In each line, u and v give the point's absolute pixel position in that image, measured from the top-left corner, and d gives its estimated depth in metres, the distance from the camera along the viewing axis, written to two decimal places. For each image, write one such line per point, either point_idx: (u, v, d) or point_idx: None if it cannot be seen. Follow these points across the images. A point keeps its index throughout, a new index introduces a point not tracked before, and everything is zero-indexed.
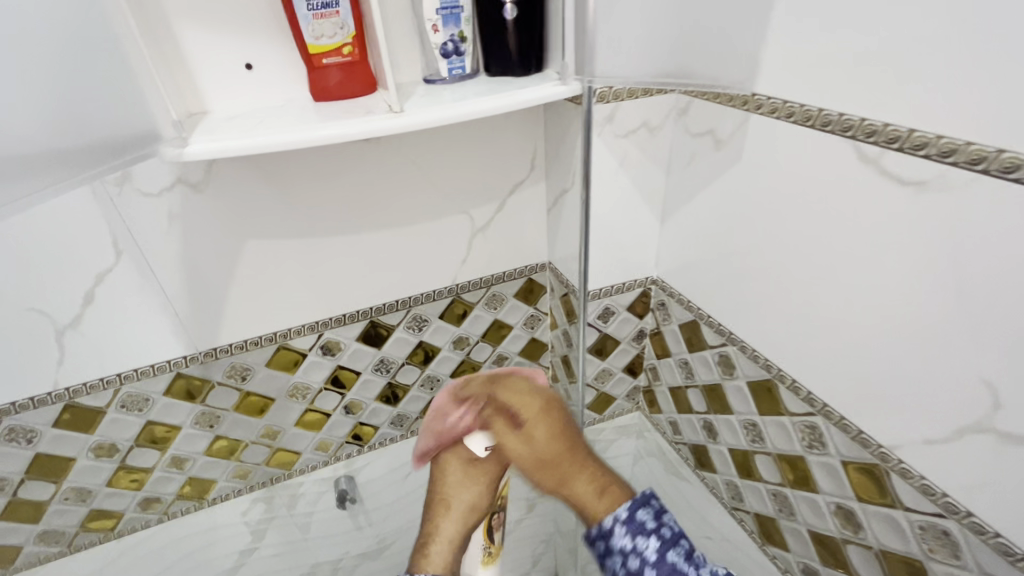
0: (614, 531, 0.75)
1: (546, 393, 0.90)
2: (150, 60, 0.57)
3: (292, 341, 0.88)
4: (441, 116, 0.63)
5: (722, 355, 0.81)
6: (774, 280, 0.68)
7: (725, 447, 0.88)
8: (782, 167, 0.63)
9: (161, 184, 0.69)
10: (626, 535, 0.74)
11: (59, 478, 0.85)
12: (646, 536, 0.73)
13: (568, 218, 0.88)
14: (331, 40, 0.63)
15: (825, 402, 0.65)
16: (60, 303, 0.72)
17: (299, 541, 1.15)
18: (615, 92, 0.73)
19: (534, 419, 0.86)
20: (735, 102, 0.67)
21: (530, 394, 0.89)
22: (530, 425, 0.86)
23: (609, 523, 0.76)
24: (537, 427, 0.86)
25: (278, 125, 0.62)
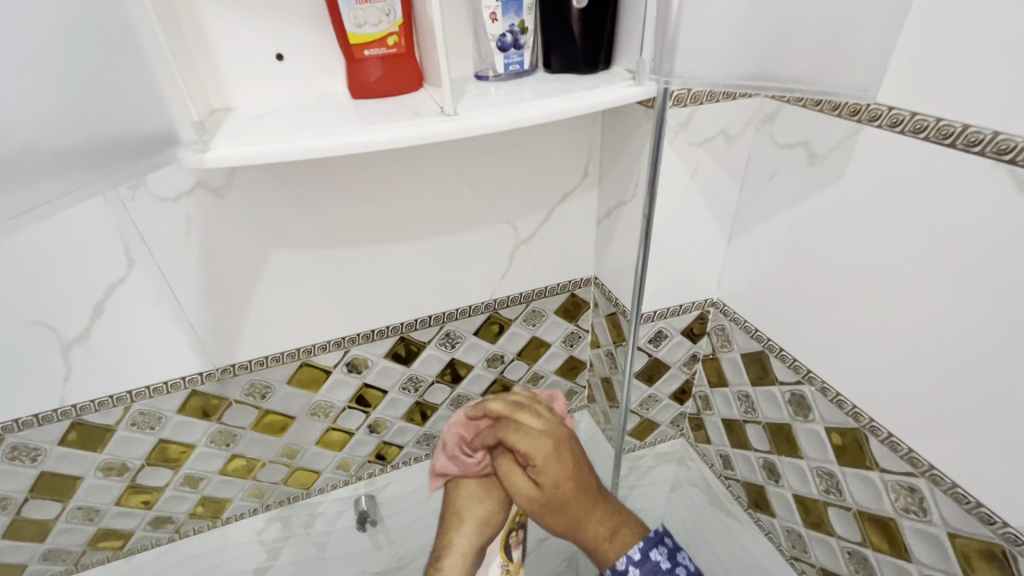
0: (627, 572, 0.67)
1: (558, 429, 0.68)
2: (168, 48, 0.49)
3: (316, 357, 0.81)
4: (500, 121, 0.55)
5: (795, 394, 0.73)
6: (873, 318, 0.59)
7: (788, 492, 0.80)
8: (899, 191, 0.53)
9: (179, 189, 0.62)
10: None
11: (65, 497, 0.79)
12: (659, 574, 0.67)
13: (624, 233, 0.79)
14: (375, 29, 0.54)
15: (931, 465, 0.56)
16: (67, 316, 0.65)
17: (314, 560, 1.08)
18: (694, 94, 0.63)
19: (547, 458, 0.67)
20: (842, 110, 0.57)
21: (545, 430, 0.68)
22: (546, 465, 0.67)
23: (624, 565, 0.67)
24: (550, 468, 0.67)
25: (312, 126, 0.53)
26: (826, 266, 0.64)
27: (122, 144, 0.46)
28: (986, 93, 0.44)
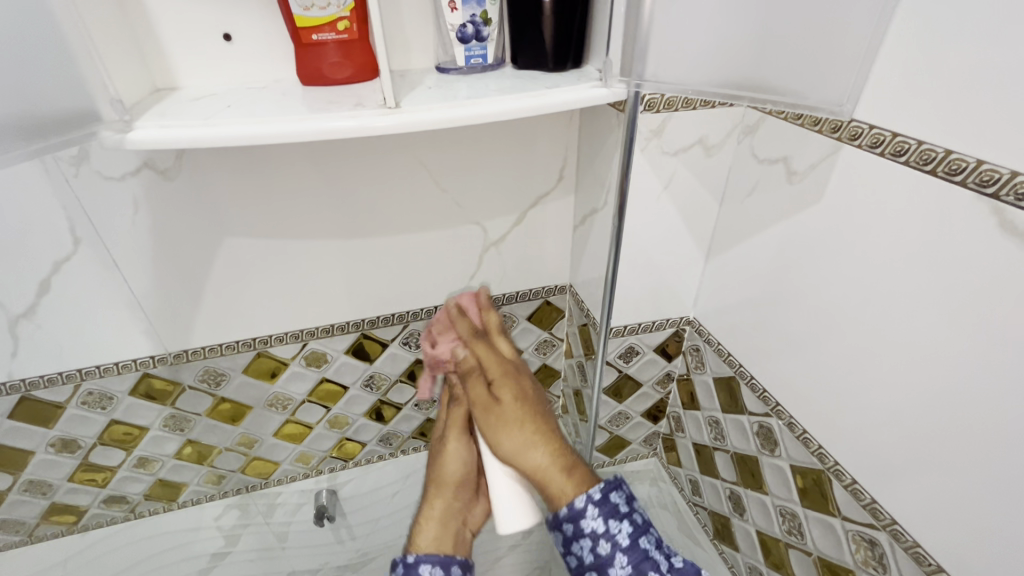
0: (584, 513, 0.62)
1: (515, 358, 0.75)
2: (97, 25, 0.47)
3: (272, 348, 0.79)
4: (449, 115, 0.51)
5: (763, 426, 0.69)
6: (844, 352, 0.55)
7: (752, 527, 0.77)
8: (877, 219, 0.48)
9: (126, 169, 0.61)
10: (598, 518, 0.61)
11: (17, 470, 0.79)
12: (618, 519, 0.62)
13: (596, 241, 0.75)
14: (323, 12, 0.52)
15: (893, 519, 0.53)
16: (12, 290, 0.65)
17: (275, 549, 1.04)
18: (667, 100, 0.59)
19: (504, 381, 0.71)
20: (823, 126, 0.52)
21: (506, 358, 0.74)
22: (502, 385, 0.70)
23: (581, 502, 0.62)
24: (505, 387, 0.70)
25: (250, 110, 0.51)
26: (802, 292, 0.59)
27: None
28: (965, 115, 0.39)
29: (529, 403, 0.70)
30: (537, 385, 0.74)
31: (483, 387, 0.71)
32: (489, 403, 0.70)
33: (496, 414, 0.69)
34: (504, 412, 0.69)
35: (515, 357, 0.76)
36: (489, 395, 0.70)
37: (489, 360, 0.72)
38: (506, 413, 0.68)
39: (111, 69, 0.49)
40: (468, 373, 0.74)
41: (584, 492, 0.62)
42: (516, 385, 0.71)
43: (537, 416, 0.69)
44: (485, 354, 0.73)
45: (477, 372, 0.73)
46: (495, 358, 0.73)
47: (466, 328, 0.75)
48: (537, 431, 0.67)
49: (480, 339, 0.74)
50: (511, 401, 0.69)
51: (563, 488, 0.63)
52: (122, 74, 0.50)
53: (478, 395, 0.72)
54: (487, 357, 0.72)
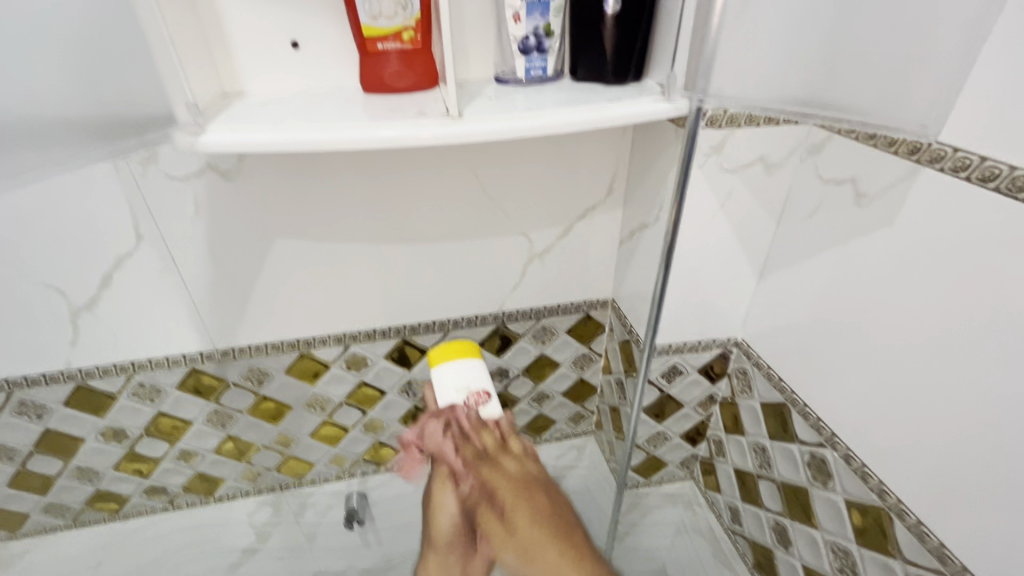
0: None
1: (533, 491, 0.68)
2: (177, 32, 0.49)
3: (315, 350, 0.80)
4: (509, 125, 0.51)
5: (816, 457, 0.67)
6: (909, 384, 0.52)
7: (798, 562, 0.74)
8: (956, 245, 0.46)
9: (190, 169, 0.62)
10: None
11: (68, 456, 0.82)
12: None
13: (644, 256, 0.74)
14: (390, 22, 0.52)
15: (964, 567, 0.50)
16: (77, 282, 0.67)
17: (303, 549, 1.05)
18: (730, 116, 0.58)
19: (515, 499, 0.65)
20: (900, 147, 0.50)
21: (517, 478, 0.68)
22: (515, 510, 0.64)
23: None
24: (519, 513, 0.64)
25: (314, 116, 0.52)
26: (864, 319, 0.56)
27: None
28: None
29: (553, 535, 0.64)
30: (541, 497, 0.69)
31: (498, 515, 0.63)
32: (513, 500, 0.65)
33: (520, 557, 0.62)
34: (524, 530, 0.63)
35: (526, 472, 0.71)
36: (512, 492, 0.65)
37: (499, 482, 0.66)
38: (524, 544, 0.62)
39: (187, 74, 0.50)
40: (478, 501, 0.65)
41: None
42: (533, 512, 0.65)
43: (560, 546, 0.63)
44: (495, 471, 0.66)
45: (486, 502, 0.65)
46: (505, 475, 0.67)
47: (474, 448, 0.68)
48: (560, 545, 0.63)
49: (489, 463, 0.67)
50: (529, 525, 0.63)
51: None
52: (197, 79, 0.52)
53: (495, 527, 0.63)
54: (498, 479, 0.66)
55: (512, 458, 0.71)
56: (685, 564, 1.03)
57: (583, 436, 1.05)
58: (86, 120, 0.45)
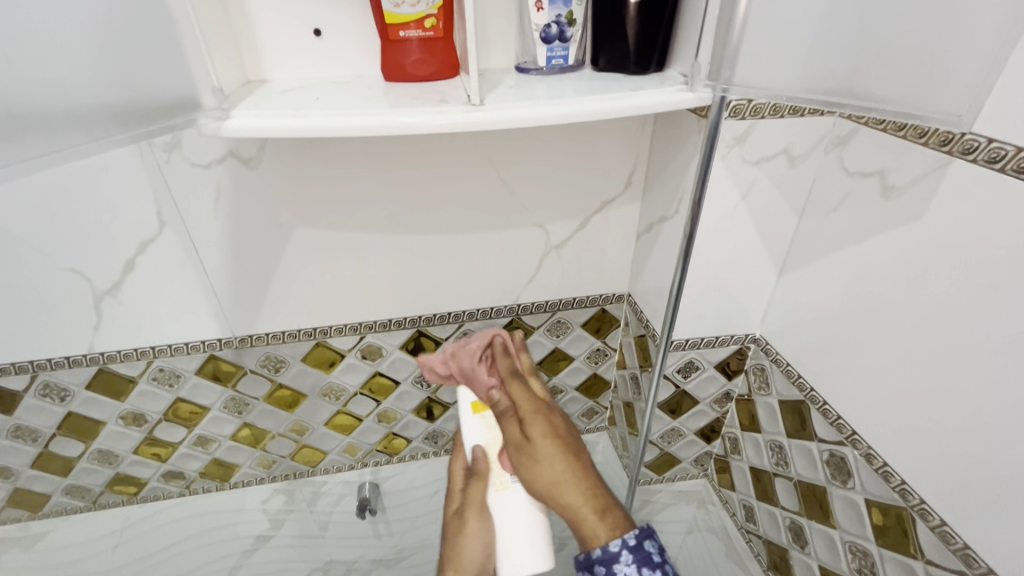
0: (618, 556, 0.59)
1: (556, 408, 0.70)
2: (203, 18, 0.49)
3: (332, 339, 0.81)
4: (531, 113, 0.51)
5: (835, 455, 0.66)
6: (935, 382, 0.51)
7: (815, 562, 0.73)
8: (988, 240, 0.45)
9: (212, 156, 0.63)
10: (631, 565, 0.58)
11: (89, 439, 0.83)
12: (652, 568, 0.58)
13: (662, 250, 0.73)
14: (412, 9, 0.52)
15: (988, 568, 0.49)
16: (100, 267, 0.68)
17: (315, 537, 1.06)
18: (754, 106, 0.58)
19: (535, 415, 0.67)
20: (930, 138, 0.48)
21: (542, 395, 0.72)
22: (533, 420, 0.66)
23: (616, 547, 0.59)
24: (537, 424, 0.66)
25: (336, 103, 0.52)
26: (889, 315, 0.55)
27: (96, 114, 0.46)
28: None
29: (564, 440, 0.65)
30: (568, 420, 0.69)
31: (519, 429, 0.66)
32: (533, 413, 0.67)
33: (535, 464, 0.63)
34: (539, 439, 0.64)
35: (549, 400, 0.71)
36: (532, 406, 0.68)
37: (522, 397, 0.69)
38: (540, 449, 0.63)
39: (212, 60, 0.51)
40: (501, 415, 0.68)
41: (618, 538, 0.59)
42: (549, 421, 0.67)
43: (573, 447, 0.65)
44: (520, 387, 0.70)
45: (511, 412, 0.67)
46: (529, 393, 0.70)
47: (507, 364, 0.73)
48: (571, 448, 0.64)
49: (519, 381, 0.72)
50: (548, 442, 0.64)
51: (596, 531, 0.60)
52: (222, 65, 0.52)
53: (513, 435, 0.66)
54: (522, 394, 0.69)
55: (540, 386, 0.74)
56: (697, 562, 1.03)
57: (595, 431, 1.05)
58: (114, 106, 0.46)
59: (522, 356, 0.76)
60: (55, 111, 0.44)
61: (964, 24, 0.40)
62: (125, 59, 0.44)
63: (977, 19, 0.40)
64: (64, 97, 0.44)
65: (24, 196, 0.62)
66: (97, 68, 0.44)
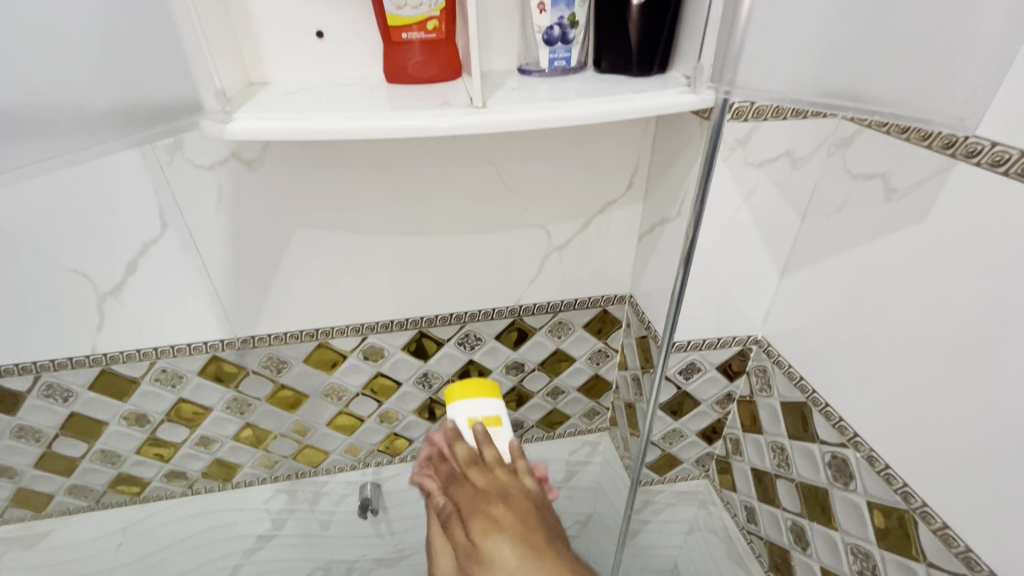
0: None
1: (493, 487, 0.60)
2: (205, 21, 0.49)
3: (333, 340, 0.81)
4: (533, 116, 0.50)
5: (837, 458, 0.66)
6: (937, 385, 0.51)
7: (816, 563, 0.73)
8: (991, 243, 0.45)
9: (214, 158, 0.63)
10: None
11: (92, 439, 0.83)
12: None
13: (664, 252, 0.73)
14: (415, 11, 0.52)
15: (989, 571, 0.49)
16: (103, 268, 0.68)
17: (317, 537, 1.06)
18: (756, 108, 0.57)
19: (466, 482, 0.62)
20: (934, 141, 0.48)
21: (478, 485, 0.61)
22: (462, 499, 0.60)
23: None
24: (473, 521, 0.56)
25: (338, 105, 0.52)
26: (891, 316, 0.55)
27: (100, 116, 0.46)
28: None
29: (507, 529, 0.55)
30: (513, 497, 0.59)
31: (463, 532, 0.57)
32: (473, 511, 0.57)
33: (485, 569, 0.53)
34: (480, 535, 0.55)
35: (504, 482, 0.61)
36: (474, 502, 0.58)
37: (463, 498, 0.60)
38: (482, 522, 0.56)
39: (214, 63, 0.51)
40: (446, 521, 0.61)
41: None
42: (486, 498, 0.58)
43: (521, 529, 0.55)
44: (461, 488, 0.62)
45: (454, 520, 0.60)
46: (472, 489, 0.60)
47: (446, 468, 0.66)
48: (529, 544, 0.53)
49: (462, 480, 0.62)
50: (487, 528, 0.55)
51: None
52: (224, 67, 0.52)
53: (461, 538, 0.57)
54: (463, 494, 0.61)
55: (501, 470, 0.63)
56: (698, 562, 1.03)
57: (597, 431, 1.05)
58: (118, 108, 0.46)
59: (460, 445, 0.66)
60: (58, 113, 0.45)
61: (969, 27, 0.40)
62: (130, 62, 0.44)
63: (979, 23, 0.40)
64: (69, 100, 0.44)
65: (27, 198, 0.62)
66: (99, 70, 0.44)
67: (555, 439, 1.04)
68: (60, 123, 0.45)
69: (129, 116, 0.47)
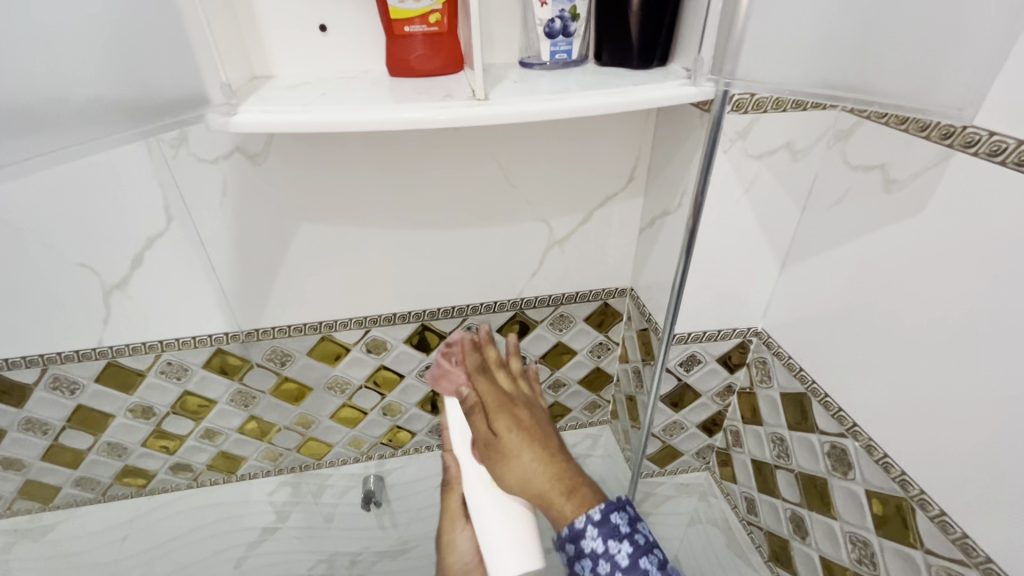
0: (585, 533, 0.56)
1: (518, 389, 0.69)
2: (211, 15, 0.50)
3: (337, 333, 0.81)
4: (535, 108, 0.51)
5: (837, 447, 0.66)
6: (937, 374, 0.51)
7: (816, 553, 0.74)
8: (988, 233, 0.45)
9: (219, 152, 0.64)
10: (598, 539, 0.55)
11: (98, 432, 0.84)
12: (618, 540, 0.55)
13: (665, 245, 0.73)
14: (417, 5, 0.53)
15: (986, 557, 0.50)
16: (109, 262, 0.69)
17: (321, 529, 1.07)
18: (756, 101, 0.58)
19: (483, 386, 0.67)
20: (932, 132, 0.49)
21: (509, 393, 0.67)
22: (484, 390, 0.67)
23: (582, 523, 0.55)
24: (498, 420, 0.63)
25: (341, 98, 0.52)
26: (890, 307, 0.56)
27: (107, 109, 0.46)
28: None
29: (525, 431, 0.62)
30: (535, 408, 0.67)
31: (482, 419, 0.64)
32: (498, 408, 0.64)
33: (502, 456, 0.61)
34: (504, 430, 0.62)
35: (522, 391, 0.69)
36: (498, 402, 0.65)
37: (488, 391, 0.67)
38: (502, 445, 0.62)
39: (219, 56, 0.51)
40: (469, 410, 0.66)
41: (584, 512, 0.56)
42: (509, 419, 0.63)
43: (535, 432, 0.62)
44: (486, 381, 0.68)
45: (477, 412, 0.65)
46: (496, 386, 0.68)
47: (477, 356, 0.71)
48: (541, 443, 0.61)
49: (485, 373, 0.70)
50: (508, 433, 0.62)
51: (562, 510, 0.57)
52: (229, 60, 0.53)
53: (482, 431, 0.64)
54: (488, 387, 0.67)
55: (524, 380, 0.72)
56: (699, 554, 1.04)
57: (598, 424, 1.06)
58: (124, 101, 0.46)
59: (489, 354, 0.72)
60: (66, 106, 0.45)
61: (969, 19, 0.41)
62: (135, 55, 0.45)
63: None
64: (75, 93, 0.45)
65: (34, 192, 0.63)
66: (107, 64, 0.45)
67: (557, 431, 1.04)
68: (67, 116, 0.46)
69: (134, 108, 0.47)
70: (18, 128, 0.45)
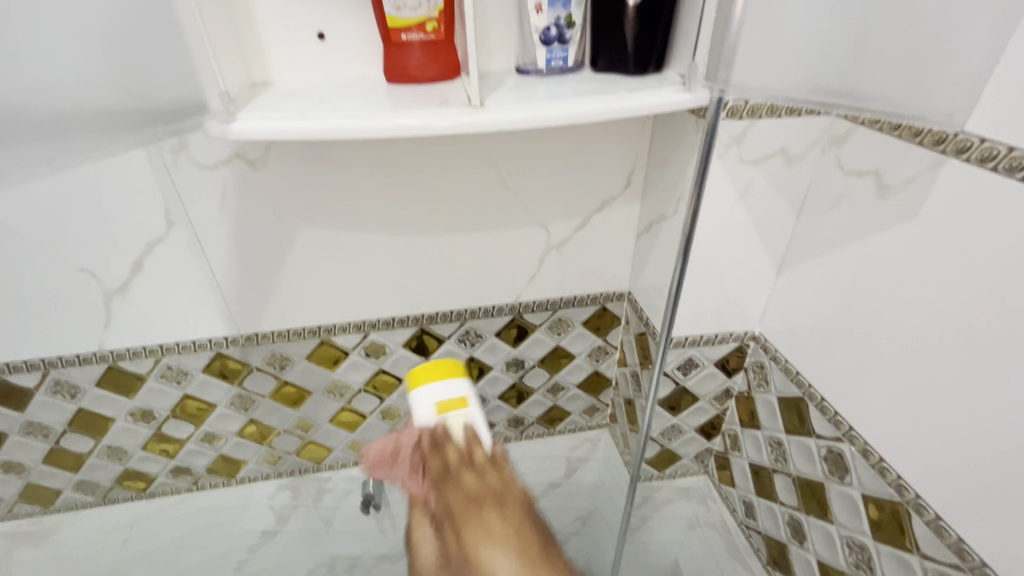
0: None
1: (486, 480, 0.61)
2: (211, 24, 0.51)
3: (336, 337, 0.82)
4: (530, 115, 0.51)
5: (833, 451, 0.66)
6: (932, 379, 0.52)
7: (813, 557, 0.74)
8: (981, 238, 0.45)
9: (219, 158, 0.64)
10: None
11: (99, 435, 0.85)
12: None
13: (662, 248, 0.73)
14: (414, 13, 0.53)
15: (981, 561, 0.50)
16: (110, 267, 0.70)
17: (321, 533, 1.07)
18: (751, 106, 0.58)
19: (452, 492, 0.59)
20: (925, 137, 0.49)
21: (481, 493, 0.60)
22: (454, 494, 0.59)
23: None
24: (471, 528, 0.56)
25: (339, 105, 0.53)
26: (885, 311, 0.56)
27: (107, 118, 0.47)
28: None
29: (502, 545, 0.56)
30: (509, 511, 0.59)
31: (452, 539, 0.57)
32: (467, 519, 0.57)
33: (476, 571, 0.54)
34: (478, 561, 0.54)
35: (491, 486, 0.61)
36: (467, 512, 0.57)
37: (455, 501, 0.59)
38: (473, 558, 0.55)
39: (219, 63, 0.52)
40: (438, 527, 0.59)
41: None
42: (486, 526, 0.57)
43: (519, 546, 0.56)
44: (453, 488, 0.60)
45: (446, 525, 0.58)
46: (464, 492, 0.59)
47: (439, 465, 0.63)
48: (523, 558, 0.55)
49: (451, 481, 0.61)
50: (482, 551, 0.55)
51: None
52: (228, 68, 0.53)
53: (450, 543, 0.57)
54: (455, 498, 0.59)
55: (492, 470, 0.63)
56: (698, 557, 1.04)
57: (597, 428, 1.06)
58: (124, 110, 0.47)
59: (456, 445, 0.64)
60: (66, 115, 0.46)
61: None
62: (134, 62, 0.45)
63: None
64: (76, 101, 0.45)
65: (36, 198, 0.64)
66: (106, 73, 0.45)
67: (556, 435, 1.05)
68: (67, 123, 0.46)
69: (135, 116, 0.48)
70: (21, 135, 0.46)
